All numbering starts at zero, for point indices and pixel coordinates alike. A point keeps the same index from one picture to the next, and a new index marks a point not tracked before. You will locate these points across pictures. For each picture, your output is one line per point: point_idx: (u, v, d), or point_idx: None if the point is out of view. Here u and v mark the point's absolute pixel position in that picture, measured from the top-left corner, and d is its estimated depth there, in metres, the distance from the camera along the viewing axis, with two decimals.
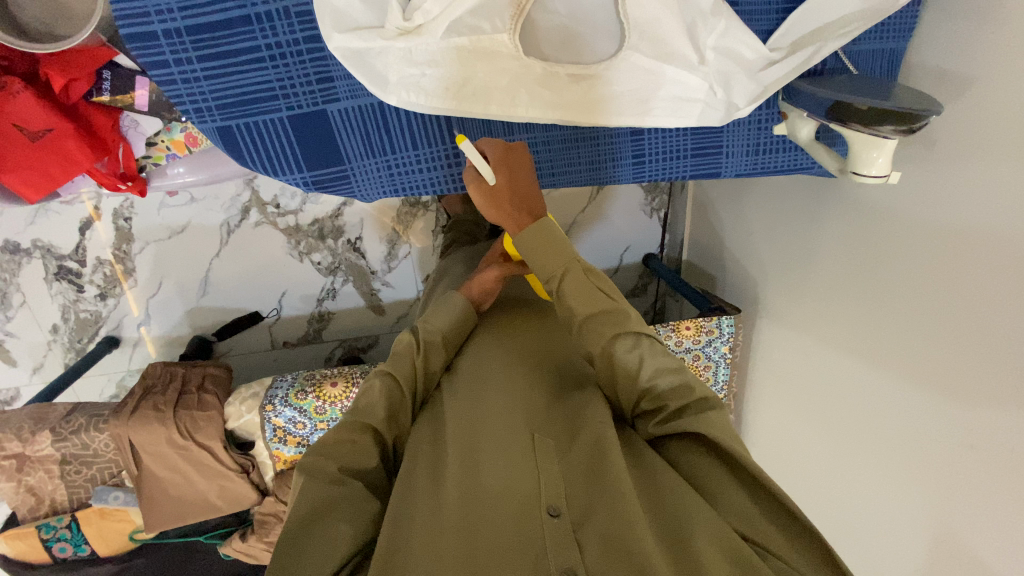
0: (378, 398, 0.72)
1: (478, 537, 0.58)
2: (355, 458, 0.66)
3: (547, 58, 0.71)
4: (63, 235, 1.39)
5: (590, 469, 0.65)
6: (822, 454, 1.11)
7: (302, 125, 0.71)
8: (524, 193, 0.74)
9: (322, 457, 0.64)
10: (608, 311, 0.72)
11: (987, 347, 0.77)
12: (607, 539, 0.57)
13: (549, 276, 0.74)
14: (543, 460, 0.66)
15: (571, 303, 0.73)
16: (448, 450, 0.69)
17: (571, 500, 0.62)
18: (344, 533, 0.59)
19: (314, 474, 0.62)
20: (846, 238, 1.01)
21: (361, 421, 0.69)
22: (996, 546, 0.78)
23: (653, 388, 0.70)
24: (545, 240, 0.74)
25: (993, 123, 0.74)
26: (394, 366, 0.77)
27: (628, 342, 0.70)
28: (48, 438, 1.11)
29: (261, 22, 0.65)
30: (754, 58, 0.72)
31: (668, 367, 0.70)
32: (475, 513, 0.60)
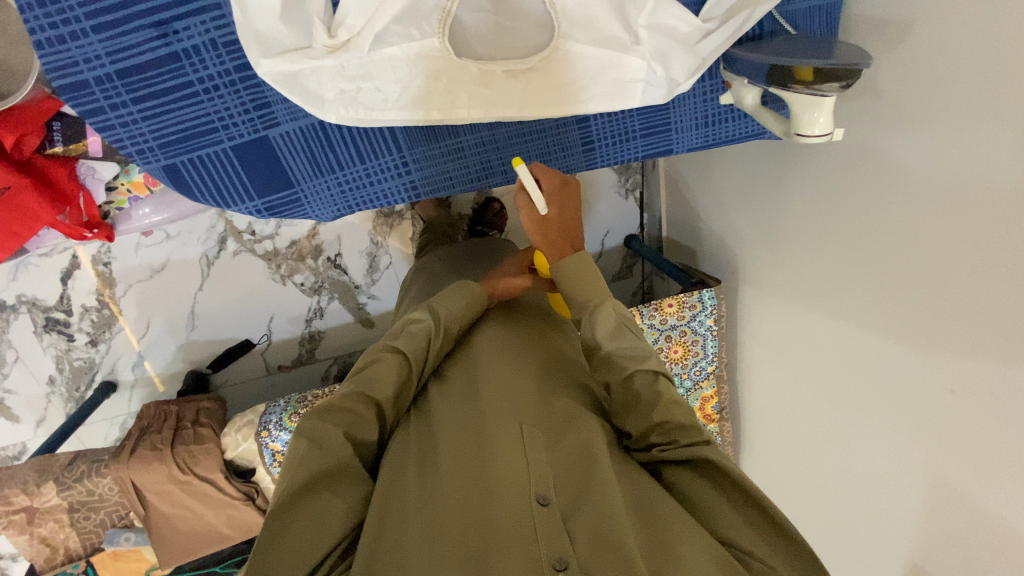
0: (388, 374, 0.71)
1: (467, 526, 0.56)
2: (356, 427, 0.65)
3: (480, 58, 0.72)
4: (46, 286, 1.40)
5: (580, 464, 0.63)
6: (816, 414, 1.12)
7: (245, 153, 0.71)
8: (570, 225, 0.78)
9: (323, 421, 0.62)
10: (629, 346, 0.71)
11: (960, 291, 0.78)
12: (598, 531, 0.56)
13: (584, 306, 0.75)
14: (532, 448, 0.64)
15: (596, 335, 0.73)
16: (437, 447, 0.67)
17: (562, 490, 0.61)
18: (336, 510, 0.57)
19: (325, 446, 0.60)
20: (813, 196, 1.01)
21: (365, 393, 0.68)
22: (994, 487, 0.79)
23: (662, 422, 0.65)
24: (590, 272, 0.76)
25: (937, 69, 0.75)
26: (408, 343, 0.75)
27: (648, 376, 0.69)
28: (53, 489, 1.12)
29: (190, 57, 0.65)
30: (689, 32, 0.72)
31: (679, 406, 0.67)
32: (464, 505, 0.59)
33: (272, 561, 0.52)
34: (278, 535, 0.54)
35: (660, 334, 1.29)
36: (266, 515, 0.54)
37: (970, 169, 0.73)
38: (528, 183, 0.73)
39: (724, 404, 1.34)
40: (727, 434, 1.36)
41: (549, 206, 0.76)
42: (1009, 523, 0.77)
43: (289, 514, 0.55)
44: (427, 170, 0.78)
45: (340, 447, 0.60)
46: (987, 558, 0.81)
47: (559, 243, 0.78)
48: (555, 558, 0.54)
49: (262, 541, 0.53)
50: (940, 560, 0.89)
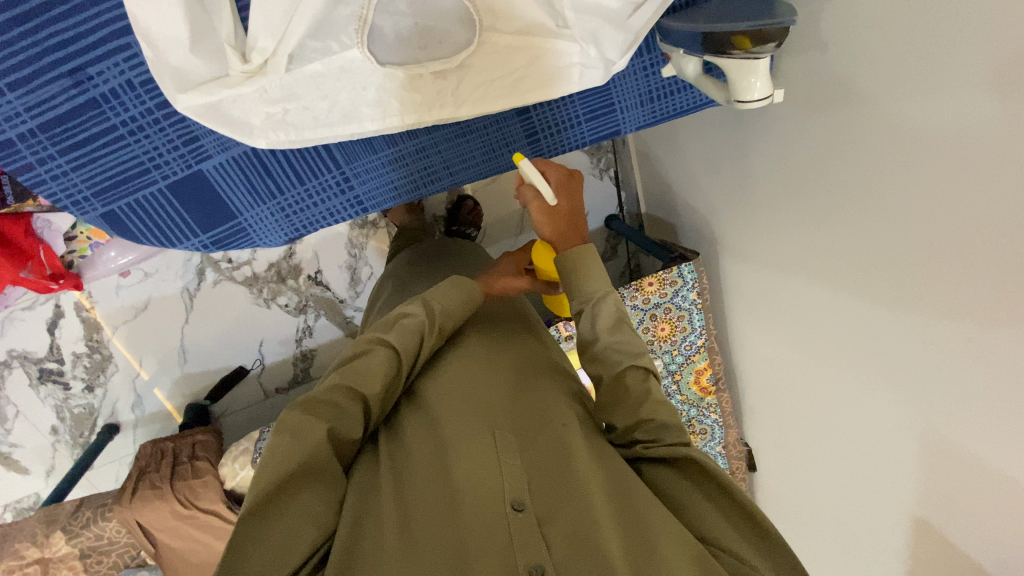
0: (378, 370, 0.68)
1: (442, 537, 0.55)
2: (342, 423, 0.62)
3: (405, 62, 0.69)
4: (35, 338, 1.41)
5: (554, 466, 0.62)
6: (810, 377, 1.10)
7: (182, 191, 0.70)
8: (579, 213, 0.78)
9: (306, 415, 0.60)
10: (625, 341, 0.70)
11: (931, 240, 0.76)
12: (573, 536, 0.56)
13: (587, 296, 0.72)
14: (505, 455, 0.63)
15: (594, 329, 0.71)
16: (410, 456, 0.65)
17: (536, 495, 0.60)
18: (317, 509, 0.55)
19: (301, 434, 0.57)
20: (780, 158, 0.98)
21: (353, 388, 0.65)
22: (987, 436, 0.77)
23: (647, 419, 0.65)
24: (594, 264, 0.74)
25: (883, 13, 0.72)
26: (399, 338, 0.71)
27: (639, 374, 0.68)
28: (62, 538, 1.12)
29: (109, 101, 0.64)
30: (619, 7, 0.68)
31: (666, 407, 0.66)
32: (436, 517, 0.57)
33: (246, 564, 0.50)
34: (251, 537, 0.51)
35: (644, 314, 1.28)
36: (242, 513, 0.52)
37: (924, 115, 0.71)
38: (533, 176, 0.74)
39: (719, 375, 1.33)
40: (726, 405, 1.34)
41: (558, 195, 0.76)
42: (1007, 470, 0.75)
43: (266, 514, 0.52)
44: (371, 182, 0.76)
45: (321, 443, 0.57)
46: (985, 506, 0.80)
47: (568, 234, 0.77)
48: (530, 565, 0.53)
49: (236, 540, 0.51)
50: (942, 513, 0.88)
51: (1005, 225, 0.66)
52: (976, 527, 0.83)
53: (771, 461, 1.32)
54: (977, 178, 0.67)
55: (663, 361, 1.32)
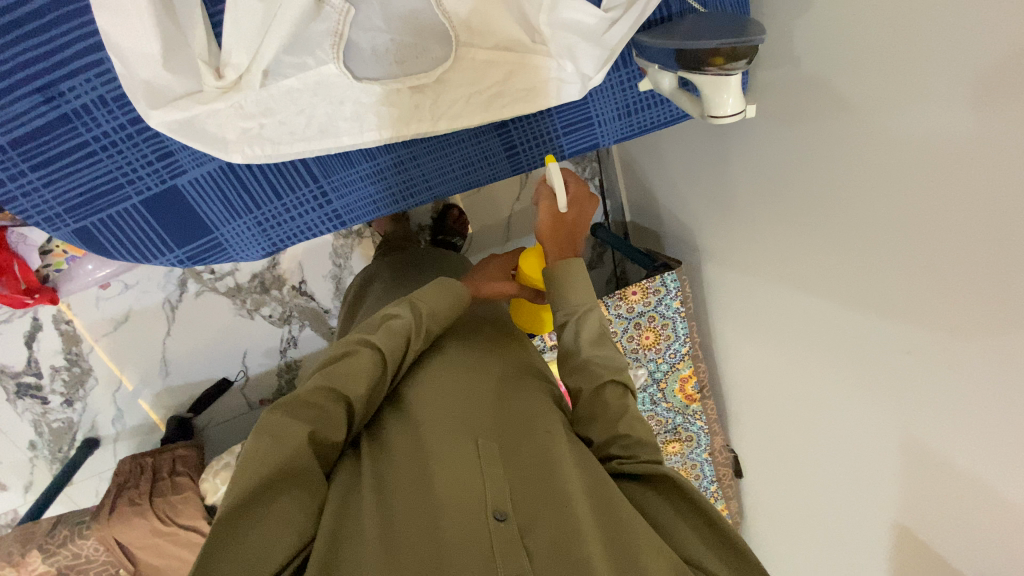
0: (363, 372, 0.67)
1: (423, 550, 0.55)
2: (324, 426, 0.61)
3: (381, 77, 0.69)
4: (12, 352, 1.38)
5: (537, 476, 0.62)
6: (792, 385, 1.11)
7: (157, 206, 0.69)
8: (582, 233, 0.80)
9: (288, 416, 0.59)
10: (608, 355, 0.70)
11: (907, 251, 0.76)
12: (555, 547, 0.55)
13: (570, 309, 0.72)
14: (488, 464, 0.62)
15: (577, 340, 0.71)
16: (391, 464, 0.65)
17: (519, 504, 0.59)
18: (295, 516, 0.54)
19: (280, 437, 0.57)
20: (759, 168, 0.99)
21: (337, 389, 0.64)
22: (965, 443, 0.78)
23: (625, 435, 0.65)
24: (579, 276, 0.74)
25: (851, 29, 0.74)
26: (385, 341, 0.71)
27: (618, 389, 0.68)
28: (39, 557, 1.08)
29: (81, 117, 0.64)
30: (595, 23, 0.69)
31: (643, 423, 0.67)
32: (417, 528, 0.57)
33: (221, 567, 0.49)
34: (226, 540, 0.50)
35: (629, 323, 1.28)
36: (218, 515, 0.51)
37: (894, 128, 0.73)
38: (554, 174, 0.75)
39: (703, 383, 1.33)
40: (711, 412, 1.35)
41: (569, 207, 0.79)
42: (984, 477, 0.76)
43: (243, 518, 0.52)
44: (351, 196, 0.75)
45: (298, 447, 0.56)
46: (963, 512, 0.81)
47: (564, 245, 0.78)
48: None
49: (213, 542, 0.50)
50: (923, 520, 0.89)
51: (979, 234, 0.67)
52: (956, 532, 0.83)
53: (757, 468, 1.32)
54: (949, 190, 0.69)
55: (648, 369, 1.32)
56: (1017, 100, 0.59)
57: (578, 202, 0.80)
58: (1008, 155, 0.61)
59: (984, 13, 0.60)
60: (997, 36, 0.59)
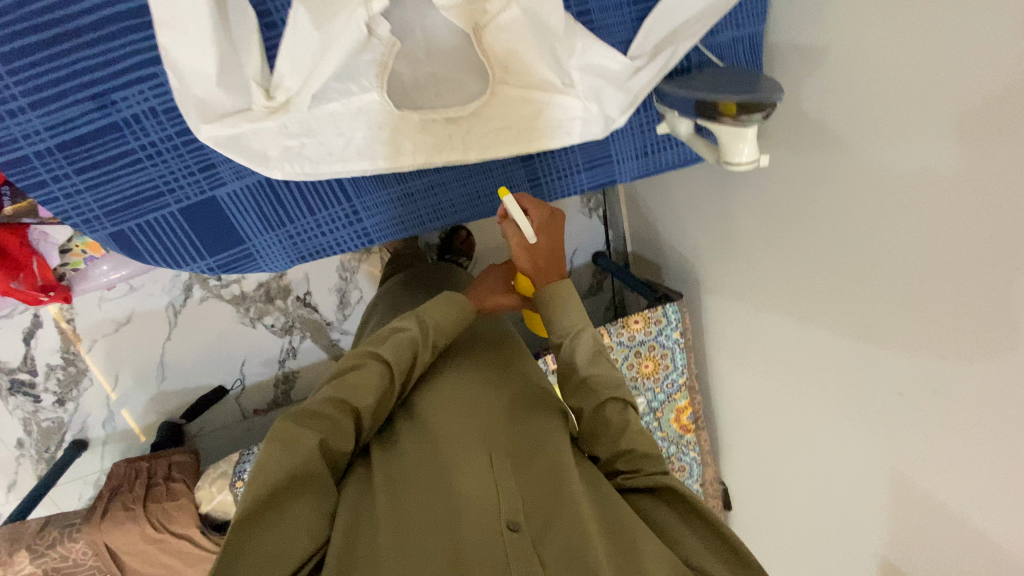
0: (369, 381, 0.68)
1: (439, 554, 0.56)
2: (334, 436, 0.62)
3: (421, 107, 0.74)
4: (8, 348, 1.37)
5: (548, 489, 0.64)
6: (785, 420, 1.14)
7: (194, 214, 0.72)
8: (557, 254, 0.79)
9: (298, 425, 0.61)
10: (605, 373, 0.73)
11: (901, 299, 0.81)
12: (566, 555, 0.57)
13: (564, 330, 0.76)
14: (501, 477, 0.64)
15: (573, 357, 0.74)
16: (403, 469, 0.66)
17: (531, 515, 0.61)
18: (309, 520, 0.56)
19: (292, 444, 0.58)
20: (760, 211, 1.05)
21: (344, 399, 0.65)
22: (955, 485, 0.81)
23: (629, 450, 0.68)
24: (570, 298, 0.78)
25: (854, 92, 0.79)
26: (392, 353, 0.72)
27: (618, 406, 0.71)
28: (26, 557, 1.06)
29: (130, 126, 0.66)
30: (620, 69, 0.74)
31: (645, 436, 0.70)
32: (433, 532, 0.58)
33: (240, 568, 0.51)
34: (244, 542, 0.52)
35: (630, 351, 1.31)
36: (235, 517, 0.52)
37: (890, 185, 0.78)
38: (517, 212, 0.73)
39: (698, 414, 1.36)
40: (704, 444, 1.38)
41: (540, 235, 0.76)
42: (972, 518, 0.80)
43: (262, 520, 0.53)
44: (380, 216, 0.79)
45: (310, 451, 0.58)
46: (951, 551, 0.84)
47: (547, 270, 0.79)
48: None
49: (230, 543, 0.51)
50: (908, 557, 0.92)
51: (970, 288, 0.72)
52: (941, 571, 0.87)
53: (745, 501, 1.35)
54: (940, 245, 0.74)
55: (647, 398, 1.34)
56: (1004, 171, 0.64)
57: (546, 226, 0.77)
58: (996, 217, 0.67)
59: (978, 93, 0.65)
60: (988, 113, 0.65)
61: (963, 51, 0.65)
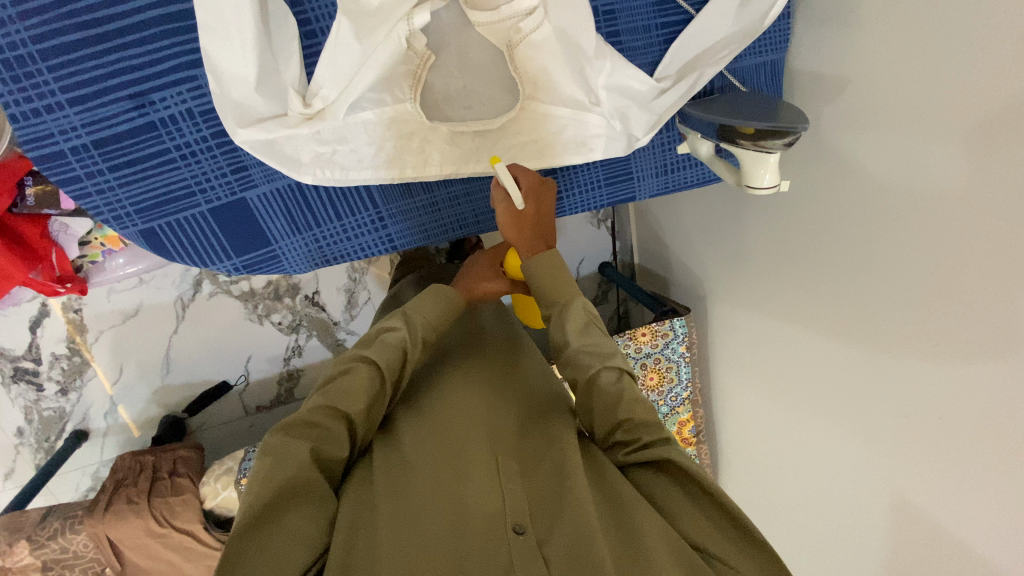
0: (359, 385, 0.67)
1: (443, 549, 0.55)
2: (327, 445, 0.62)
3: (451, 119, 0.75)
4: (14, 336, 1.36)
5: (553, 489, 0.63)
6: (788, 438, 1.16)
7: (223, 215, 0.73)
8: (545, 223, 0.76)
9: (289, 438, 0.61)
10: (596, 342, 0.71)
11: (907, 327, 0.83)
12: (573, 553, 0.56)
13: (554, 300, 0.73)
14: (506, 480, 0.63)
15: (565, 333, 0.71)
16: (405, 465, 0.66)
17: (536, 518, 0.61)
18: (304, 527, 0.55)
19: (285, 456, 0.58)
20: (769, 233, 1.07)
21: (334, 406, 0.65)
22: (957, 510, 0.83)
23: (626, 420, 0.67)
24: (559, 267, 0.74)
25: (868, 124, 0.81)
26: (380, 355, 0.70)
27: (612, 375, 0.69)
28: (26, 548, 1.07)
29: (167, 126, 0.67)
30: (646, 90, 0.76)
31: (642, 403, 0.68)
32: (436, 528, 0.58)
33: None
34: (243, 549, 0.51)
35: (636, 363, 1.33)
36: (231, 532, 0.51)
37: (899, 216, 0.79)
38: (505, 175, 0.71)
39: (700, 427, 1.38)
40: (704, 457, 1.40)
41: (528, 201, 0.74)
42: (972, 543, 0.81)
43: (260, 528, 0.52)
44: (405, 223, 0.80)
45: (302, 463, 0.58)
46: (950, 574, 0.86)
47: (534, 240, 0.75)
48: None
49: (228, 554, 0.51)
50: None
51: (976, 320, 0.73)
52: None
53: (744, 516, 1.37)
54: (947, 277, 0.75)
55: None
56: (1009, 208, 0.66)
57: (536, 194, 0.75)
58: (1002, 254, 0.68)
59: (985, 133, 0.67)
60: (994, 156, 0.66)
61: (977, 91, 0.67)
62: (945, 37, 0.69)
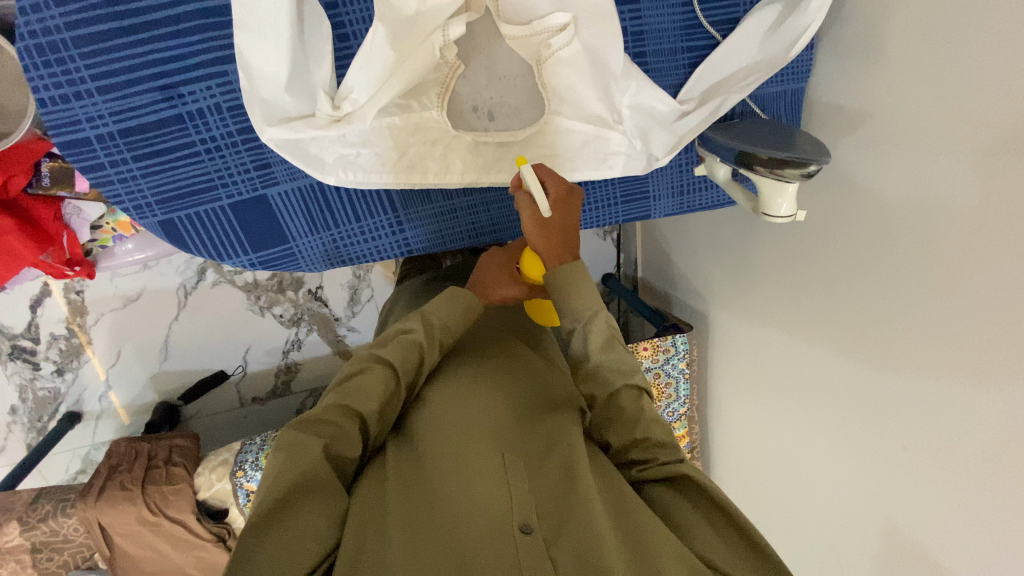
0: (374, 386, 0.67)
1: (449, 547, 0.54)
2: (339, 444, 0.61)
3: (476, 129, 0.76)
4: (13, 314, 1.35)
5: (562, 488, 0.62)
6: (781, 460, 1.17)
7: (243, 211, 0.73)
8: (572, 233, 0.74)
9: (303, 433, 0.60)
10: (618, 359, 0.71)
11: (904, 362, 0.84)
12: (581, 556, 0.55)
13: (577, 315, 0.72)
14: (514, 476, 0.62)
15: (586, 346, 0.72)
16: (416, 461, 0.65)
17: (544, 516, 0.59)
18: (316, 524, 0.54)
19: (297, 451, 0.57)
20: (776, 257, 1.08)
21: (347, 405, 0.64)
22: (944, 545, 0.84)
23: (643, 438, 0.68)
24: (585, 279, 0.73)
25: (880, 158, 0.82)
26: (395, 355, 0.70)
27: (632, 394, 0.69)
28: (16, 529, 1.06)
29: (194, 119, 0.67)
30: (668, 111, 0.77)
31: (660, 423, 0.69)
32: (443, 524, 0.57)
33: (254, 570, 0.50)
34: (257, 545, 0.52)
35: None
36: (244, 526, 0.52)
37: (903, 252, 0.81)
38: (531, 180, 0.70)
39: (695, 443, 1.39)
40: None
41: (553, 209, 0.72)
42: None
43: (273, 524, 0.52)
44: (422, 228, 0.81)
45: (315, 458, 0.57)
46: None
47: (561, 249, 0.73)
48: None
49: (240, 552, 0.51)
50: None
51: (971, 361, 0.74)
52: None
53: None
54: (946, 316, 0.76)
55: None
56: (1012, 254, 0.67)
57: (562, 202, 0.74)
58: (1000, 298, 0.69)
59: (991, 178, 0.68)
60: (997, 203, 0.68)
61: (986, 136, 0.68)
62: (961, 78, 0.70)
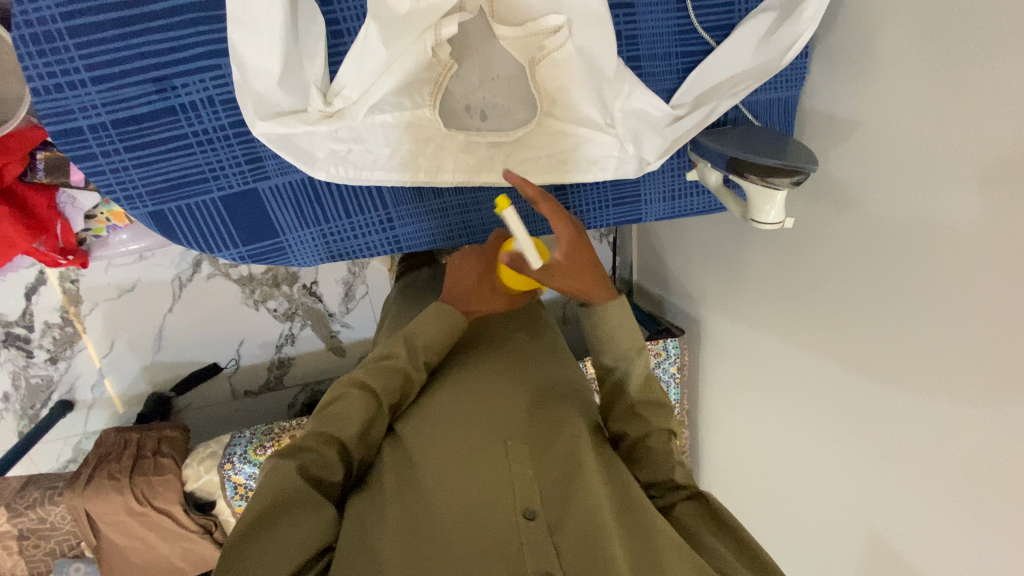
0: (353, 412, 0.63)
1: (453, 533, 0.54)
2: (320, 469, 0.57)
3: (467, 129, 0.77)
4: (8, 301, 1.36)
5: (564, 475, 0.61)
6: (769, 466, 1.17)
7: (234, 203, 0.73)
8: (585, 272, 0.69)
9: (282, 459, 0.57)
10: (655, 402, 0.70)
11: (891, 371, 0.84)
12: (583, 544, 0.55)
13: (619, 356, 0.72)
14: (516, 464, 0.61)
15: (625, 385, 0.71)
16: (418, 446, 0.64)
17: (546, 502, 0.58)
18: (302, 534, 0.51)
19: (275, 474, 0.54)
20: (768, 264, 1.08)
21: (326, 431, 0.60)
22: (926, 554, 0.84)
23: (668, 481, 0.67)
24: (615, 327, 0.72)
25: (871, 167, 0.82)
26: (373, 377, 0.67)
27: (663, 437, 0.69)
28: (4, 515, 1.07)
29: (186, 111, 0.68)
30: (661, 116, 0.77)
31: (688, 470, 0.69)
32: (446, 510, 0.56)
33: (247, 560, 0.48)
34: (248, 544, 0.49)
35: None
36: (232, 531, 0.50)
37: (892, 261, 0.81)
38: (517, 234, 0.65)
39: (685, 448, 1.39)
40: None
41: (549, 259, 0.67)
42: None
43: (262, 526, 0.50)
44: (412, 226, 0.81)
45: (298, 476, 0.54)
46: None
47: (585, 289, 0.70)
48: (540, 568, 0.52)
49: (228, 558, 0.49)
50: None
51: (955, 371, 0.75)
52: None
53: None
54: (932, 325, 0.77)
55: None
56: (997, 264, 0.68)
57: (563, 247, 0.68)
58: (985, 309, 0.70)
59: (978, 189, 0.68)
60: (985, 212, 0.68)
61: (973, 148, 0.69)
62: (951, 90, 0.70)
